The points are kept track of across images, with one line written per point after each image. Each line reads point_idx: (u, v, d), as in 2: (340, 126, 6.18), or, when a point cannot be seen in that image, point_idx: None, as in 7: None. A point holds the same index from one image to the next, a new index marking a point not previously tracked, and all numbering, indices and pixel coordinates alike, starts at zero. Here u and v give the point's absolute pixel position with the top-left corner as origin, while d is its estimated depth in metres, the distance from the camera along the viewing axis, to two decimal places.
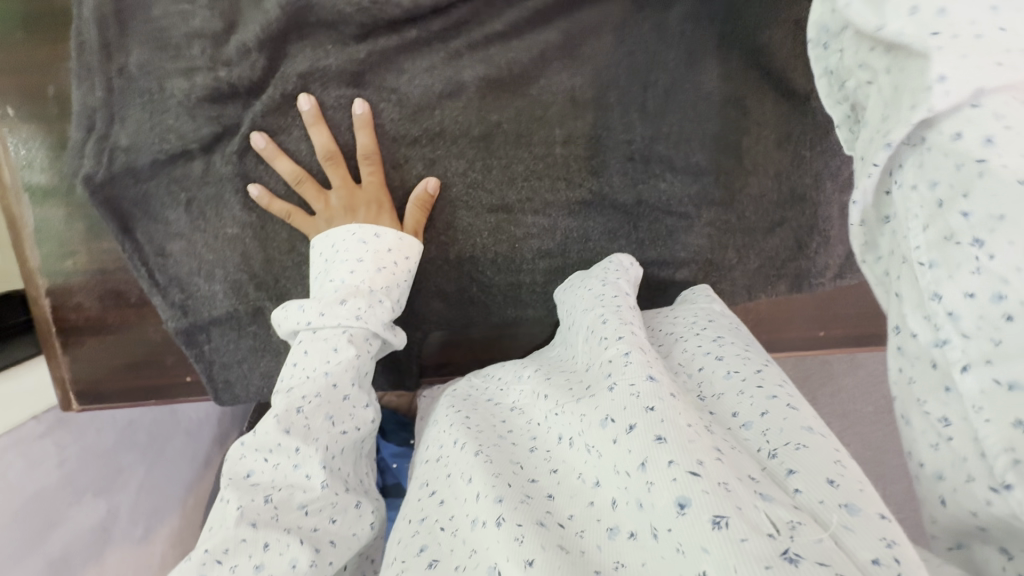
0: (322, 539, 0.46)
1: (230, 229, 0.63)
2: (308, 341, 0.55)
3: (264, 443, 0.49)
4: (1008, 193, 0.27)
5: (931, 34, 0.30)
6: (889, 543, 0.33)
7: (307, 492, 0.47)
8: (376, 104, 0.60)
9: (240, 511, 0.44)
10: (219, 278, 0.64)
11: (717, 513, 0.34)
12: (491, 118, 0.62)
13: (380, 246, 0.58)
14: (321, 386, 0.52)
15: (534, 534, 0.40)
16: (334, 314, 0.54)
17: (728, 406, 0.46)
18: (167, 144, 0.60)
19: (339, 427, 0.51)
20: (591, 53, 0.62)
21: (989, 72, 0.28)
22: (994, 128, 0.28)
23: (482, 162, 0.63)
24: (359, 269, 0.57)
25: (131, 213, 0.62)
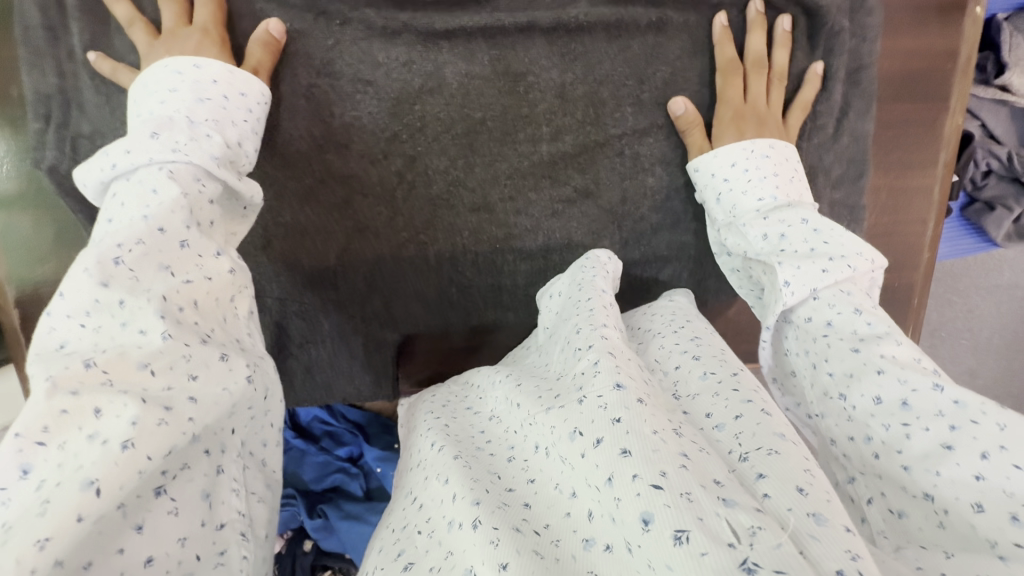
0: (177, 397, 0.36)
1: None
2: (119, 188, 0.45)
3: (79, 298, 0.37)
4: (851, 360, 0.46)
5: (780, 250, 0.54)
6: (853, 556, 0.34)
7: (145, 347, 0.36)
8: (350, 96, 0.58)
9: (49, 382, 0.33)
10: None
11: (679, 527, 0.34)
12: (475, 114, 0.60)
13: (207, 77, 0.51)
14: (141, 230, 0.41)
15: (510, 537, 0.38)
16: (144, 150, 0.45)
17: (703, 407, 0.46)
18: (131, 134, 0.58)
19: (177, 277, 0.40)
20: (582, 45, 0.60)
21: (816, 278, 0.50)
22: (830, 316, 0.49)
23: (465, 160, 0.61)
24: (173, 99, 0.49)
25: (99, 207, 0.61)
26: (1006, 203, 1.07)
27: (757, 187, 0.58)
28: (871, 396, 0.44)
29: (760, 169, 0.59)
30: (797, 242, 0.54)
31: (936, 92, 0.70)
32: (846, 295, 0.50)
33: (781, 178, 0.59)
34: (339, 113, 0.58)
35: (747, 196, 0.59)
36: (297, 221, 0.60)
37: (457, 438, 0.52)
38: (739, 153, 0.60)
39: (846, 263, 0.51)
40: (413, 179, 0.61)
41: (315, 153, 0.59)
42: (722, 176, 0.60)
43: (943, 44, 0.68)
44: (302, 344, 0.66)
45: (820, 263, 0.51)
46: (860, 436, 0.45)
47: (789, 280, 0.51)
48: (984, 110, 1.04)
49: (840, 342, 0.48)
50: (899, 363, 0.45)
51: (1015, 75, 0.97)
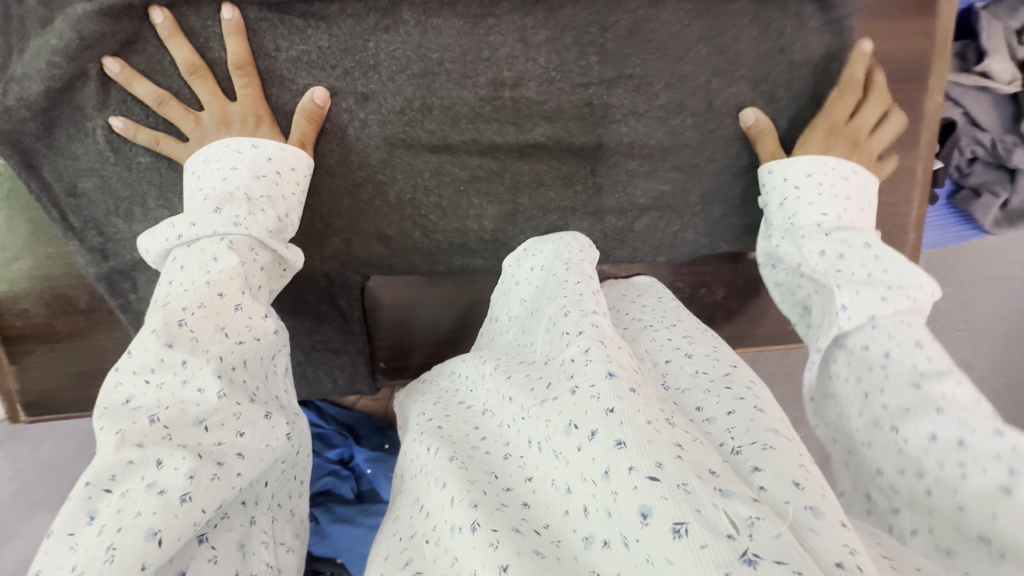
0: (227, 452, 0.39)
1: (143, 159, 0.57)
2: (183, 256, 0.48)
3: (145, 361, 0.41)
4: (911, 395, 0.44)
5: (837, 270, 0.53)
6: (850, 551, 0.32)
7: (203, 404, 0.40)
8: (303, 30, 0.56)
9: (120, 436, 0.37)
10: (139, 219, 0.59)
11: (677, 519, 0.32)
12: (433, 55, 0.59)
13: (261, 153, 0.53)
14: (204, 296, 0.44)
15: (510, 539, 0.37)
16: (208, 223, 0.48)
17: (693, 401, 0.44)
18: (57, 69, 0.53)
19: (233, 336, 0.44)
20: None
21: (876, 304, 0.49)
22: (888, 346, 0.47)
23: (422, 101, 0.60)
24: (233, 177, 0.51)
25: (34, 147, 0.56)
26: (993, 189, 1.04)
27: (825, 201, 0.59)
28: (924, 433, 0.42)
29: (823, 187, 0.59)
30: (856, 266, 0.53)
31: (914, 73, 0.69)
32: (906, 326, 0.48)
33: (850, 205, 0.59)
34: (284, 45, 0.56)
35: (813, 209, 0.59)
36: None
37: (452, 438, 0.48)
38: (817, 165, 0.60)
39: (907, 295, 0.50)
40: (366, 117, 0.59)
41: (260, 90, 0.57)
42: (783, 190, 0.61)
43: (917, 32, 0.67)
44: None
45: (881, 290, 0.50)
46: (910, 469, 0.42)
47: (846, 304, 0.50)
48: (967, 98, 1.01)
49: (897, 377, 0.45)
50: (961, 402, 0.42)
51: (996, 62, 0.97)
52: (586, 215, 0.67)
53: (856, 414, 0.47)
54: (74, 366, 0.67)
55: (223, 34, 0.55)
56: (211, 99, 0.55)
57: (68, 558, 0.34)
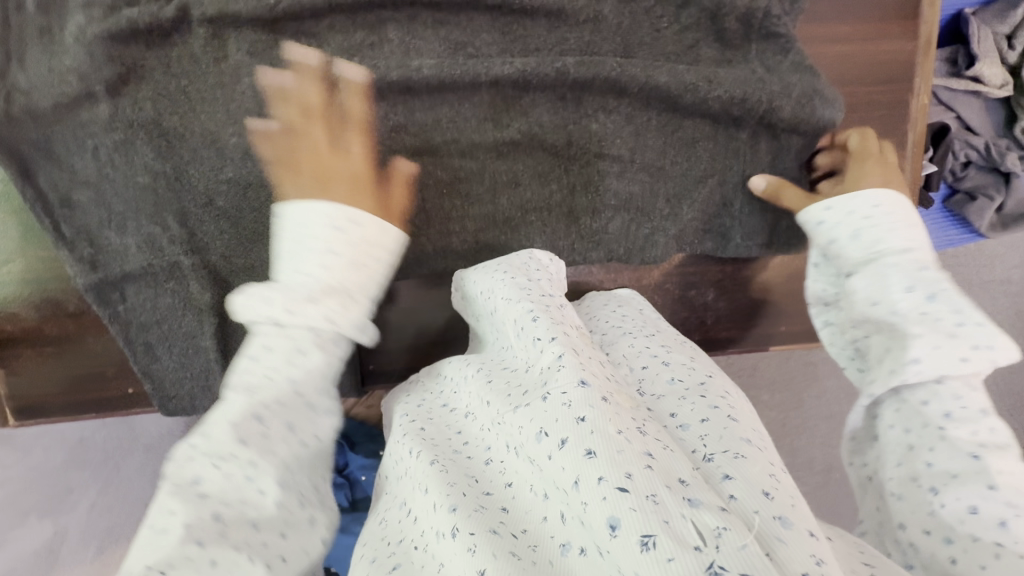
0: (275, 550, 0.42)
1: (141, 178, 0.57)
2: (270, 335, 0.47)
3: (216, 450, 0.43)
4: (963, 462, 0.45)
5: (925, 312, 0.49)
6: (816, 562, 0.34)
7: (261, 507, 0.43)
8: (294, 47, 0.58)
9: (184, 530, 0.40)
10: (132, 232, 0.58)
11: (644, 531, 0.33)
12: (412, 62, 0.60)
13: (362, 236, 0.50)
14: (284, 393, 0.46)
15: (486, 541, 0.38)
16: (302, 313, 0.46)
17: (668, 407, 0.46)
18: (66, 86, 0.55)
19: (298, 437, 0.46)
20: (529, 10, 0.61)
21: (953, 365, 0.47)
22: (950, 407, 0.47)
23: (405, 105, 0.61)
24: (333, 261, 0.48)
25: (36, 159, 0.57)
26: (987, 193, 1.03)
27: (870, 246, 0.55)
28: (965, 503, 0.43)
29: (891, 222, 0.55)
30: (948, 314, 0.49)
31: (898, 75, 0.71)
32: (971, 390, 0.48)
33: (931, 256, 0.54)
34: (280, 65, 0.58)
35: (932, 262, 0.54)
36: (241, 174, 0.58)
37: (434, 441, 0.49)
38: (858, 204, 0.57)
39: (988, 354, 0.47)
40: None
41: (257, 108, 0.57)
42: (862, 213, 0.57)
43: (901, 35, 0.70)
44: None
45: (963, 349, 0.47)
46: (937, 533, 0.44)
47: (919, 357, 0.47)
48: (958, 103, 1.02)
49: (953, 439, 0.46)
50: (1014, 482, 0.44)
51: (987, 67, 0.97)
52: (558, 216, 0.65)
53: (893, 466, 0.49)
54: (62, 371, 0.66)
55: (296, 73, 0.55)
56: (299, 119, 0.54)
57: None
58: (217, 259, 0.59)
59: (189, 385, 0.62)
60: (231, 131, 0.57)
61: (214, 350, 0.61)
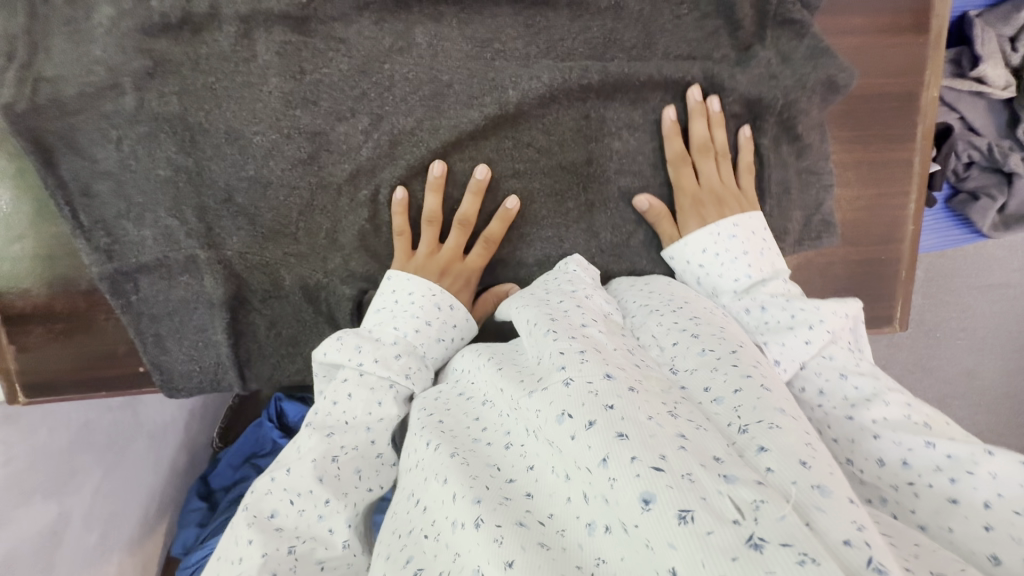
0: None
1: (162, 171, 0.57)
2: (353, 383, 0.52)
3: (294, 482, 0.46)
4: (849, 427, 0.45)
5: (765, 325, 0.53)
6: (859, 526, 0.33)
7: (329, 546, 0.45)
8: (322, 51, 0.58)
9: (264, 558, 0.42)
10: (149, 224, 0.59)
11: (682, 506, 0.33)
12: (442, 77, 0.60)
13: (451, 320, 0.58)
14: (361, 441, 0.50)
15: (514, 534, 0.37)
16: (386, 364, 0.53)
17: (701, 381, 0.44)
18: (93, 77, 0.55)
19: (365, 483, 0.48)
20: (554, 26, 0.62)
21: (800, 351, 0.49)
22: (821, 384, 0.48)
23: (431, 122, 0.60)
24: (426, 331, 0.56)
25: (55, 146, 0.56)
26: (991, 193, 1.02)
27: (730, 268, 0.57)
28: (873, 459, 0.43)
29: (731, 251, 0.58)
30: (778, 313, 0.52)
31: (906, 69, 0.70)
32: (827, 360, 0.50)
33: (751, 256, 0.57)
34: (308, 68, 0.58)
35: (764, 257, 0.58)
36: (262, 172, 0.59)
37: (453, 432, 0.48)
38: (706, 239, 0.59)
39: (824, 330, 0.50)
40: (379, 137, 0.60)
41: (283, 109, 0.58)
42: (715, 242, 0.59)
43: (909, 26, 0.69)
44: (264, 298, 0.61)
45: (802, 334, 0.50)
46: (874, 497, 0.42)
47: (779, 358, 0.49)
48: (963, 104, 0.99)
49: (833, 412, 0.47)
50: (892, 425, 0.44)
51: (990, 68, 0.95)
52: (577, 232, 0.65)
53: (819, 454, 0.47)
54: (70, 344, 0.64)
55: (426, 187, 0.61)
56: None
57: None
58: (232, 255, 0.60)
59: (198, 380, 0.63)
60: (254, 130, 0.58)
61: (225, 345, 0.61)
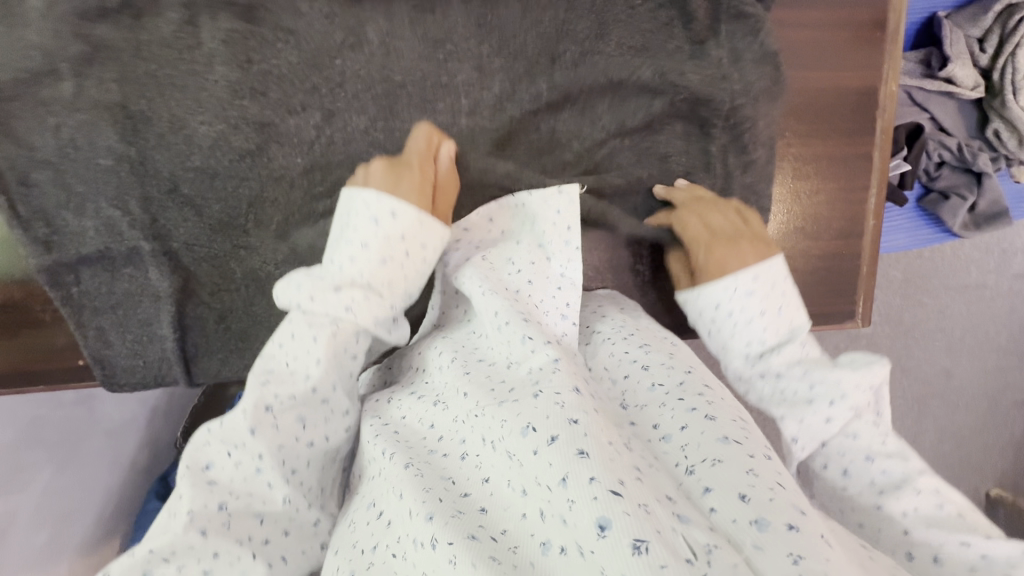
0: (276, 532, 0.45)
1: (104, 161, 0.56)
2: (295, 322, 0.50)
3: (230, 436, 0.46)
4: (876, 516, 0.47)
5: (781, 397, 0.52)
6: (795, 559, 0.33)
7: (267, 501, 0.45)
8: (272, 42, 0.57)
9: (189, 517, 0.42)
10: (91, 215, 0.57)
11: (638, 536, 0.33)
12: (395, 77, 0.60)
13: (396, 229, 0.53)
14: (300, 391, 0.49)
15: (466, 549, 0.36)
16: (324, 300, 0.50)
17: (651, 417, 0.46)
18: (28, 62, 0.53)
19: (306, 435, 0.48)
20: (508, 17, 0.61)
21: (820, 429, 0.50)
22: (845, 464, 0.50)
23: (384, 122, 0.60)
24: (361, 256, 0.52)
25: None
26: (960, 193, 1.06)
27: (744, 330, 0.54)
28: (903, 552, 0.44)
29: (746, 310, 0.55)
30: (798, 383, 0.52)
31: (865, 64, 0.72)
32: (852, 440, 0.50)
33: (769, 313, 0.54)
34: (257, 58, 0.57)
35: (785, 312, 0.55)
36: (209, 163, 0.57)
37: (409, 442, 0.47)
38: (719, 293, 0.56)
39: (846, 406, 0.50)
40: (332, 135, 0.59)
41: (231, 99, 0.57)
42: (735, 302, 0.55)
43: (869, 21, 0.71)
44: (213, 292, 0.61)
45: (822, 411, 0.50)
46: None
47: (796, 436, 0.51)
48: (933, 104, 1.02)
49: (863, 502, 0.48)
50: (924, 519, 0.45)
51: (959, 67, 0.97)
52: None
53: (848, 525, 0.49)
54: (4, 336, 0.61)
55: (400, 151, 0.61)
56: None
57: None
58: (179, 247, 0.59)
59: (142, 374, 0.61)
60: (200, 120, 0.56)
61: (171, 339, 0.61)
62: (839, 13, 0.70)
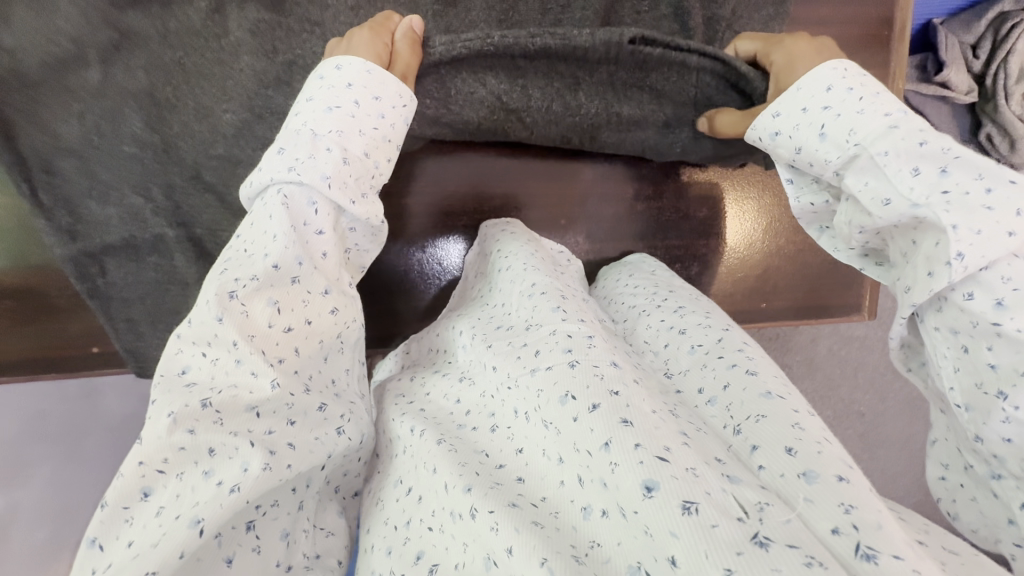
0: (279, 441, 0.38)
1: (128, 149, 0.56)
2: (255, 212, 0.45)
3: (202, 333, 0.39)
4: None
5: (941, 192, 0.37)
6: (846, 509, 0.33)
7: (256, 391, 0.37)
8: (297, 33, 0.57)
9: (170, 417, 0.35)
10: (115, 202, 0.58)
11: (687, 497, 0.33)
12: None
13: (344, 80, 0.48)
14: (262, 270, 0.41)
15: (506, 516, 0.37)
16: (269, 166, 0.45)
17: (694, 384, 0.46)
18: (55, 48, 0.53)
19: (282, 320, 0.41)
20: (528, 17, 0.62)
21: (997, 241, 0.34)
22: (1002, 293, 0.35)
23: None
24: (306, 114, 0.47)
25: (13, 118, 0.54)
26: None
27: (847, 109, 0.44)
28: None
29: (848, 105, 0.44)
30: (963, 180, 0.37)
31: (873, 61, 0.72)
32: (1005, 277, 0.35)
33: (872, 99, 0.43)
34: (282, 48, 0.57)
35: (870, 115, 0.42)
36: (232, 152, 0.58)
37: (437, 419, 0.49)
38: (812, 86, 0.46)
39: (1005, 228, 0.35)
40: None
41: (255, 89, 0.57)
42: (812, 123, 0.45)
43: (875, 20, 0.71)
44: None
45: (988, 217, 0.35)
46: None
47: (963, 251, 0.35)
48: (928, 107, 1.02)
49: (1012, 336, 0.34)
50: None
51: (955, 74, 0.97)
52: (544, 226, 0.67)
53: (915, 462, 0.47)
54: (20, 322, 0.61)
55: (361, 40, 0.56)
56: None
57: (125, 531, 0.33)
58: (202, 233, 0.60)
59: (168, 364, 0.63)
60: (224, 108, 0.57)
61: None
62: (844, 15, 0.71)
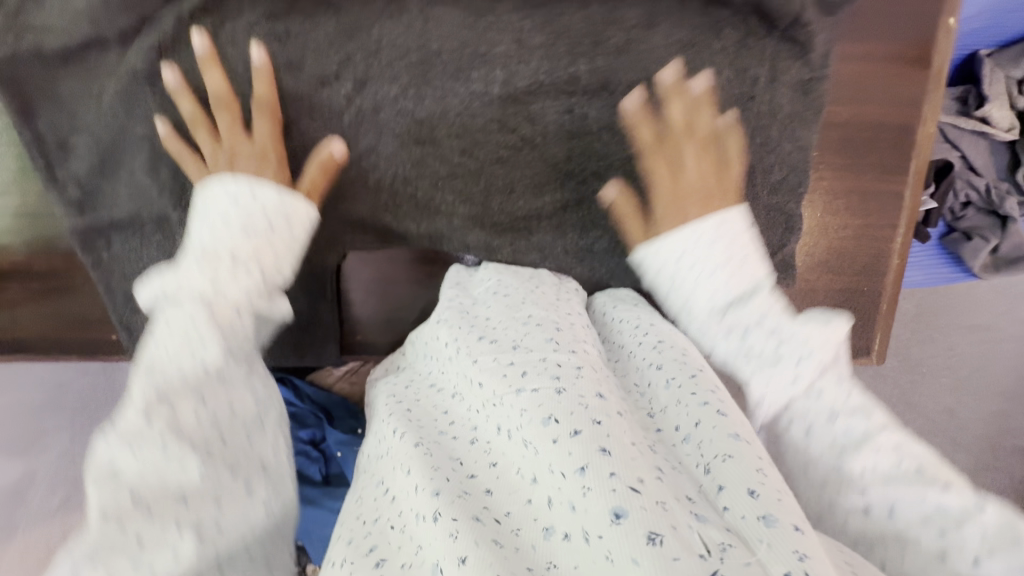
0: (207, 520, 0.40)
1: (139, 129, 0.58)
2: (162, 319, 0.47)
3: (129, 432, 0.41)
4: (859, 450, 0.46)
5: (745, 354, 0.52)
6: (800, 556, 0.34)
7: (182, 478, 0.40)
8: (314, 12, 0.57)
9: (102, 514, 0.38)
10: (123, 179, 0.60)
11: (652, 528, 0.33)
12: (432, 46, 0.59)
13: (255, 204, 0.52)
14: (188, 365, 0.45)
15: (468, 528, 0.37)
16: (192, 278, 0.49)
17: (672, 420, 0.46)
18: (78, 29, 0.55)
19: (208, 406, 0.43)
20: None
21: (784, 384, 0.50)
22: (810, 422, 0.49)
23: (416, 90, 0.60)
24: (222, 230, 0.51)
25: (33, 97, 0.57)
26: (984, 234, 1.06)
27: (704, 279, 0.53)
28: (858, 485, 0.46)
29: (706, 265, 0.53)
30: (761, 340, 0.51)
31: (902, 110, 0.69)
32: (816, 398, 0.49)
33: (730, 263, 0.53)
34: (292, 20, 0.57)
35: (709, 279, 0.53)
36: None
37: (421, 423, 0.48)
38: (683, 242, 0.54)
39: (813, 360, 0.50)
40: (361, 102, 0.60)
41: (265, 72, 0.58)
42: (682, 273, 0.54)
43: (910, 64, 0.67)
44: None
45: (790, 368, 0.50)
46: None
47: (761, 396, 0.51)
48: (965, 142, 1.04)
49: (834, 427, 0.48)
50: (881, 475, 0.45)
51: (996, 110, 1.00)
52: (547, 228, 0.66)
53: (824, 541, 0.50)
54: (51, 305, 0.66)
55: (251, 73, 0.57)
56: None
57: None
58: None
59: None
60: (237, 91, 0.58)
61: None
62: (880, 52, 0.66)
